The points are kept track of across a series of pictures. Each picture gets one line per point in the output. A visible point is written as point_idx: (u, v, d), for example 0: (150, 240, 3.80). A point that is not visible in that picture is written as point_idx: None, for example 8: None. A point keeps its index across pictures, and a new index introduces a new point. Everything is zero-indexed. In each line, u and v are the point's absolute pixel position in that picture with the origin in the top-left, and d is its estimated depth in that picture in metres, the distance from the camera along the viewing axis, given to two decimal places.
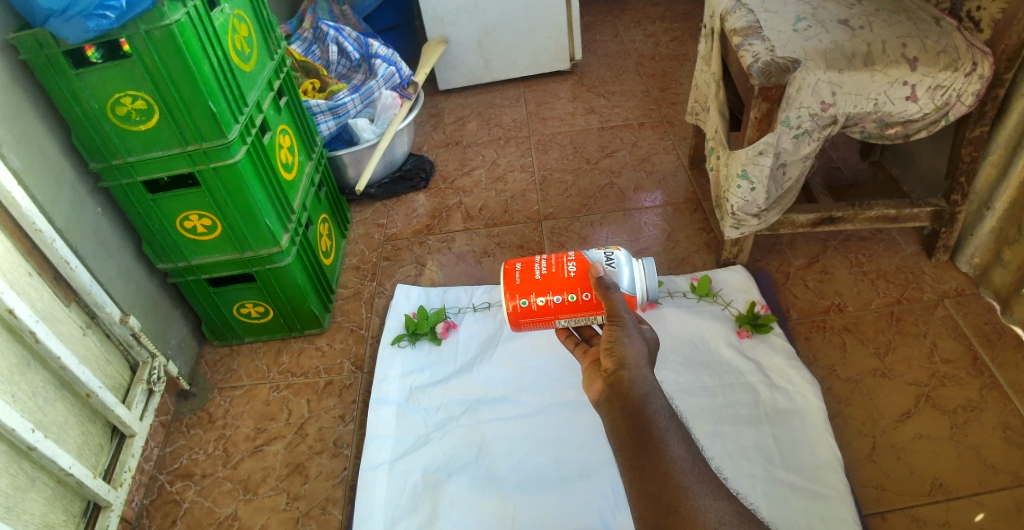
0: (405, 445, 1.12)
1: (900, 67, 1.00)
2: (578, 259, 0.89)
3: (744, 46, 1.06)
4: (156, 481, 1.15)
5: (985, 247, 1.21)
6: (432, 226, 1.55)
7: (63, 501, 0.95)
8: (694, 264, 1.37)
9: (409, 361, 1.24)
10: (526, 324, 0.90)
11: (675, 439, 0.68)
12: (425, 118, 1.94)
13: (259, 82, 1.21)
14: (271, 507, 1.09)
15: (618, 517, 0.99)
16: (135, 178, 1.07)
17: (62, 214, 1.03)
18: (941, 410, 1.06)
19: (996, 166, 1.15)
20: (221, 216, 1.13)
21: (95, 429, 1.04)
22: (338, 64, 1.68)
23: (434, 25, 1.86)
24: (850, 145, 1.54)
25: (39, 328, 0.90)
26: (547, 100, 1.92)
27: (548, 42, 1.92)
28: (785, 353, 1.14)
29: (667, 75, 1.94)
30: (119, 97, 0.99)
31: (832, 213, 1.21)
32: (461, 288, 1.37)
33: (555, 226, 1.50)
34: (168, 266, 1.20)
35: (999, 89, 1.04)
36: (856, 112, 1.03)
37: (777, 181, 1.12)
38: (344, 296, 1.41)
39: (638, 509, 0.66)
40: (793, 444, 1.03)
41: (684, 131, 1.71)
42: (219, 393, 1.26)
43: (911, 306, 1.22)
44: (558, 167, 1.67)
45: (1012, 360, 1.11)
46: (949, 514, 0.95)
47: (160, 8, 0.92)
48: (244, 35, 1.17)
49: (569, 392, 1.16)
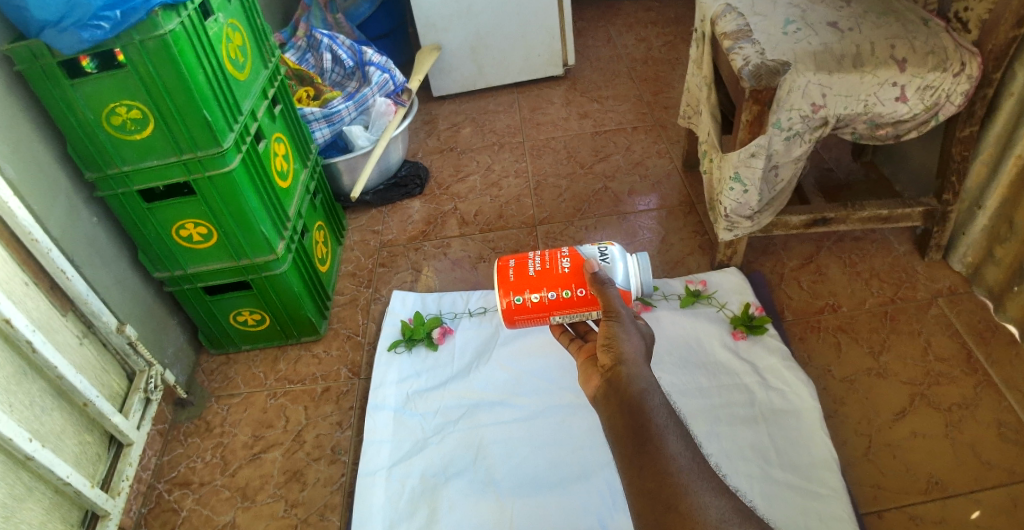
0: (404, 449, 1.12)
1: (888, 68, 1.00)
2: (572, 255, 0.89)
3: (734, 49, 1.08)
4: (154, 489, 1.15)
5: (976, 246, 1.22)
6: (428, 232, 1.56)
7: (61, 511, 0.95)
8: (688, 267, 1.38)
9: (405, 366, 1.24)
10: (520, 321, 0.90)
11: (673, 436, 0.68)
12: (419, 124, 1.95)
13: (253, 91, 1.21)
14: (270, 514, 1.09)
15: (616, 519, 1.00)
16: (130, 188, 1.07)
17: (57, 223, 1.04)
18: (936, 408, 1.07)
19: (987, 165, 1.16)
20: (217, 223, 1.13)
21: (92, 438, 1.04)
22: (332, 71, 1.69)
23: (428, 32, 1.87)
24: (843, 146, 1.55)
25: (35, 337, 0.90)
26: (541, 105, 1.93)
27: (541, 48, 1.93)
28: (780, 354, 1.14)
29: (660, 79, 1.95)
30: (114, 107, 0.99)
31: (824, 214, 1.22)
32: (457, 293, 1.37)
33: (550, 230, 1.51)
34: (164, 274, 1.20)
35: (987, 89, 1.05)
36: (847, 113, 1.04)
37: (769, 182, 1.13)
38: (340, 303, 1.41)
39: (637, 506, 0.66)
40: (789, 444, 1.03)
41: (677, 135, 1.72)
42: (216, 401, 1.26)
43: (905, 305, 1.23)
44: (552, 172, 1.68)
45: (1006, 358, 1.11)
46: (946, 511, 0.96)
47: (154, 18, 0.93)
48: (238, 44, 1.17)
49: (566, 395, 1.16)
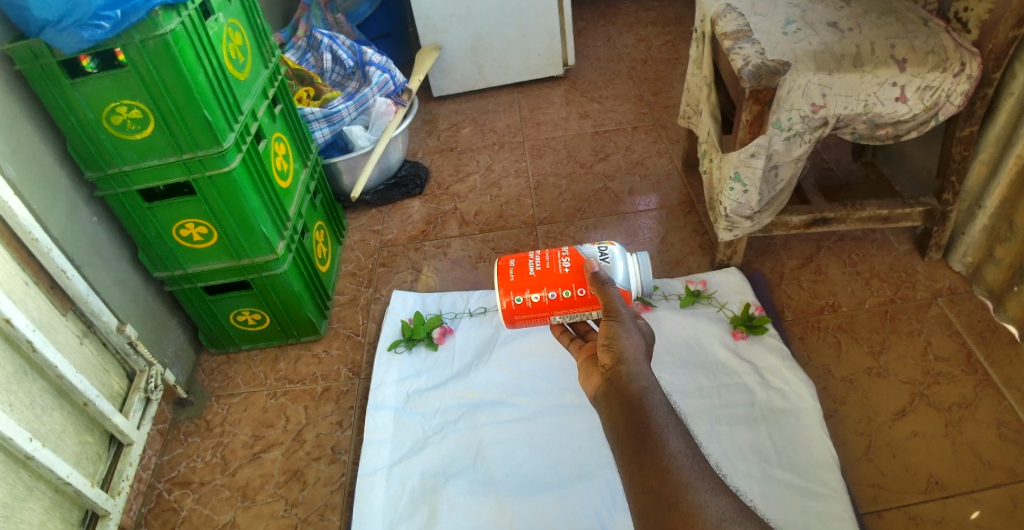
0: (404, 450, 1.12)
1: (888, 68, 1.00)
2: (572, 254, 0.89)
3: (734, 49, 1.08)
4: (154, 489, 1.15)
5: (976, 246, 1.22)
6: (428, 232, 1.56)
7: (61, 510, 0.95)
8: (688, 267, 1.38)
9: (405, 366, 1.24)
10: (520, 320, 0.90)
11: (674, 435, 0.68)
12: (419, 124, 1.95)
13: (254, 91, 1.21)
14: (270, 514, 1.09)
15: (616, 519, 1.00)
16: (131, 187, 1.07)
17: (58, 223, 1.04)
18: (936, 408, 1.07)
19: (987, 164, 1.16)
20: (217, 223, 1.13)
21: (93, 437, 1.04)
22: (332, 72, 1.69)
23: (428, 33, 1.87)
24: (843, 146, 1.55)
25: (36, 336, 0.90)
26: (541, 105, 1.93)
27: (541, 48, 1.93)
28: (780, 353, 1.15)
29: (660, 79, 1.95)
30: (114, 107, 0.99)
31: (824, 214, 1.22)
32: (457, 293, 1.37)
33: (550, 230, 1.51)
34: (165, 274, 1.20)
35: (988, 89, 1.05)
36: (847, 113, 1.04)
37: (769, 182, 1.13)
38: (340, 303, 1.41)
39: (638, 505, 0.66)
40: (789, 444, 1.03)
41: (677, 134, 1.72)
42: (216, 401, 1.26)
43: (904, 305, 1.23)
44: (552, 171, 1.68)
45: (1006, 358, 1.11)
46: (946, 511, 0.96)
47: (154, 17, 0.93)
48: (238, 44, 1.17)
49: (566, 395, 1.16)
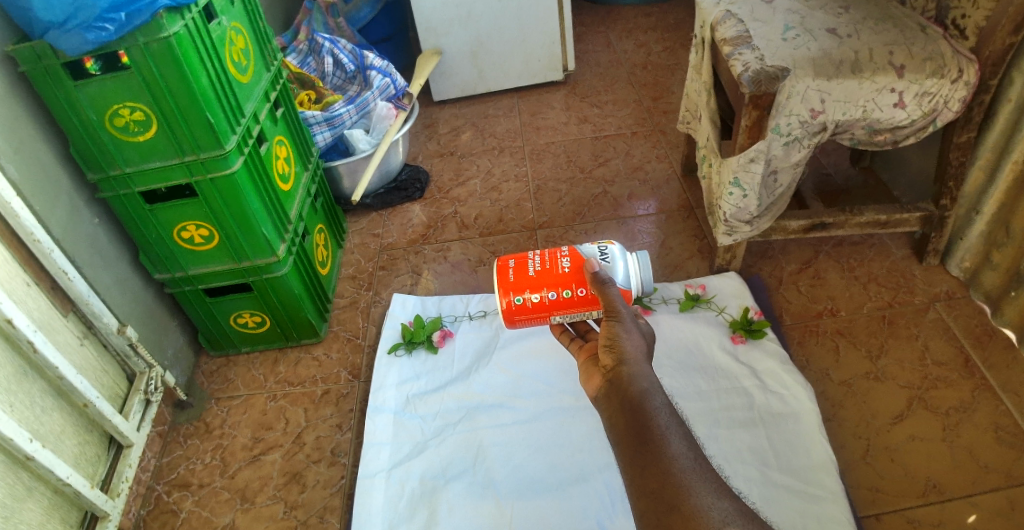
0: (403, 452, 1.12)
1: (887, 74, 1.01)
2: (572, 254, 0.89)
3: (734, 55, 1.09)
4: (153, 491, 1.15)
5: (973, 251, 1.22)
6: (428, 235, 1.57)
7: (59, 511, 0.95)
8: (687, 271, 1.38)
9: (405, 369, 1.24)
10: (520, 321, 0.90)
11: (675, 436, 0.69)
12: (420, 128, 1.96)
13: (256, 94, 1.22)
14: (269, 516, 1.09)
15: (616, 520, 1.00)
16: (132, 189, 1.08)
17: (60, 224, 1.04)
18: (934, 412, 1.08)
19: (984, 170, 1.16)
20: (218, 225, 1.13)
21: (92, 438, 1.04)
22: (333, 75, 1.70)
23: (428, 37, 1.88)
24: (841, 152, 1.56)
25: (36, 337, 0.90)
26: (540, 110, 1.94)
27: (541, 51, 1.94)
28: (779, 357, 1.15)
29: (659, 84, 1.96)
30: (117, 108, 1.00)
31: (823, 219, 1.23)
32: (457, 297, 1.37)
33: (550, 234, 1.51)
34: (165, 276, 1.20)
35: (985, 95, 1.06)
36: (845, 119, 1.05)
37: (769, 187, 1.14)
38: (340, 306, 1.42)
39: (638, 506, 0.67)
40: (787, 447, 1.04)
41: (677, 140, 1.73)
42: (216, 403, 1.26)
43: (902, 309, 1.23)
44: (552, 176, 1.68)
45: (1004, 362, 1.12)
46: (944, 514, 0.96)
47: (159, 20, 0.93)
48: (241, 47, 1.18)
49: (565, 398, 1.16)
